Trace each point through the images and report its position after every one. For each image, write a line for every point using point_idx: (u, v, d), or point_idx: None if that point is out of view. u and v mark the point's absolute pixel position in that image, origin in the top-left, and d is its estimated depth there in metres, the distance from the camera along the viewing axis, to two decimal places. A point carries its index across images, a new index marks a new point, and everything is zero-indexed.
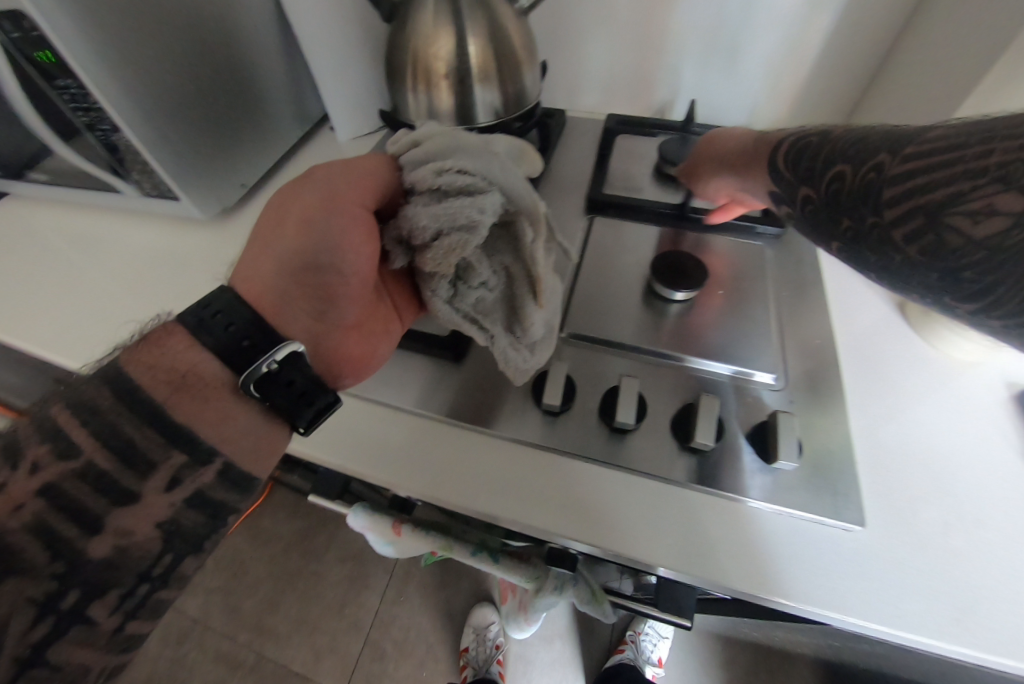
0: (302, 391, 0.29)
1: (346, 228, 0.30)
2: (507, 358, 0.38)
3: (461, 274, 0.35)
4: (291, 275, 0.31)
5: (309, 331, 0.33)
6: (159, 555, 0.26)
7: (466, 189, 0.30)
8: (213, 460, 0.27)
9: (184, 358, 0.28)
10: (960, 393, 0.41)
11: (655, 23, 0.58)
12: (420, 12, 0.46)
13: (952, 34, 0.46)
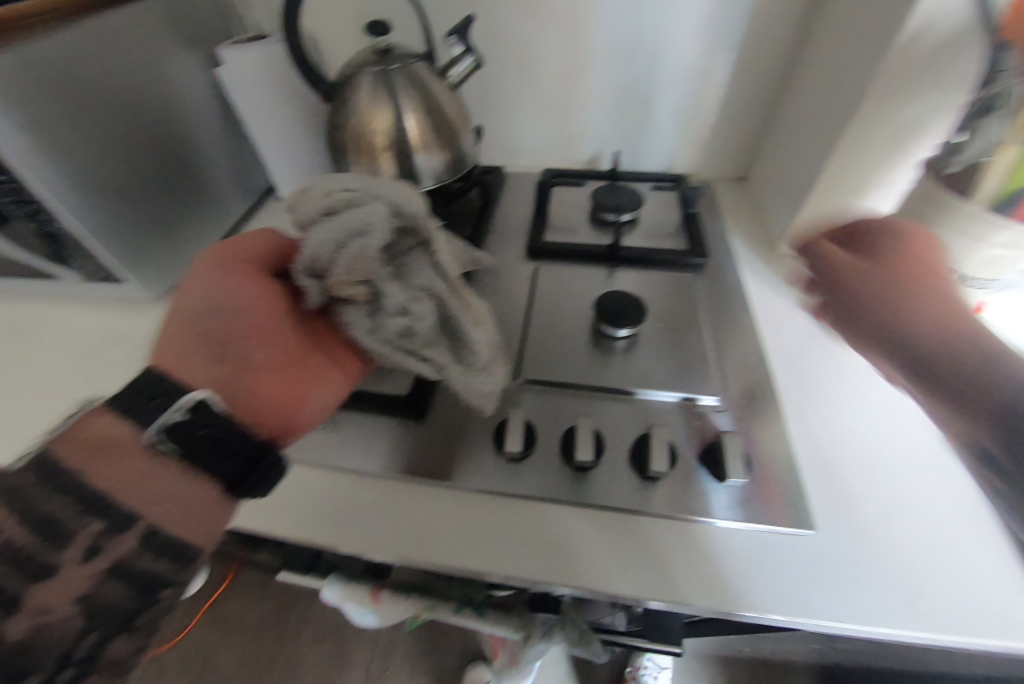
0: (220, 439, 0.29)
1: (233, 280, 0.34)
2: (468, 392, 0.38)
3: (378, 300, 0.32)
4: (192, 331, 0.32)
5: (215, 382, 0.31)
6: (81, 635, 0.25)
7: (353, 202, 0.32)
8: (133, 525, 0.27)
9: (101, 424, 0.29)
10: (882, 393, 0.45)
11: (575, 82, 0.64)
12: (357, 94, 0.51)
13: (825, 74, 0.51)
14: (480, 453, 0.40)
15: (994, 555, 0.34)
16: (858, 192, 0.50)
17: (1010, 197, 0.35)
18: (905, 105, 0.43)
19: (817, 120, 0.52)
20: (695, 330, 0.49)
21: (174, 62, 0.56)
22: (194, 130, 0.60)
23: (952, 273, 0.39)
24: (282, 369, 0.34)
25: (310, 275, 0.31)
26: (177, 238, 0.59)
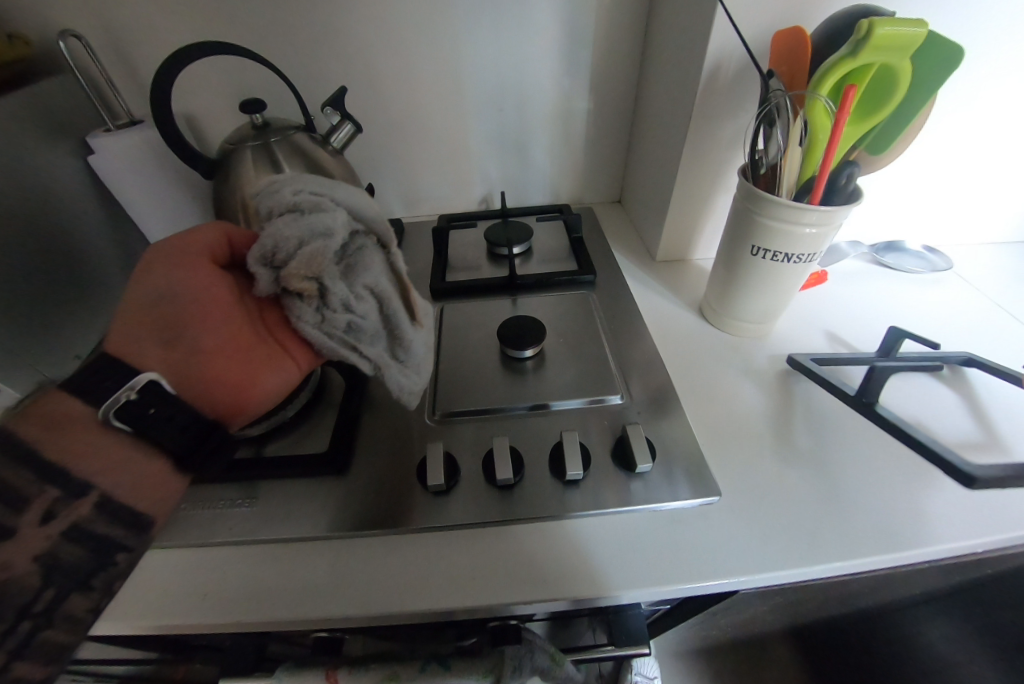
0: (178, 421, 0.34)
1: (173, 271, 0.36)
2: (401, 387, 0.42)
3: (325, 297, 0.36)
4: (140, 318, 0.36)
5: (167, 364, 0.36)
6: (40, 590, 0.30)
7: (317, 202, 0.36)
8: (89, 493, 0.32)
9: (62, 404, 0.33)
10: (760, 364, 0.51)
11: (456, 135, 0.69)
12: (241, 169, 0.52)
13: (660, 107, 0.60)
14: (408, 493, 0.41)
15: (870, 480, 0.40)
16: (706, 199, 0.58)
17: (807, 184, 0.43)
18: (721, 125, 0.52)
19: (662, 143, 0.60)
20: (594, 339, 0.53)
21: (39, 155, 0.55)
22: (70, 222, 0.58)
23: (783, 253, 0.46)
24: (234, 359, 0.38)
25: (263, 264, 0.35)
26: (52, 335, 0.55)
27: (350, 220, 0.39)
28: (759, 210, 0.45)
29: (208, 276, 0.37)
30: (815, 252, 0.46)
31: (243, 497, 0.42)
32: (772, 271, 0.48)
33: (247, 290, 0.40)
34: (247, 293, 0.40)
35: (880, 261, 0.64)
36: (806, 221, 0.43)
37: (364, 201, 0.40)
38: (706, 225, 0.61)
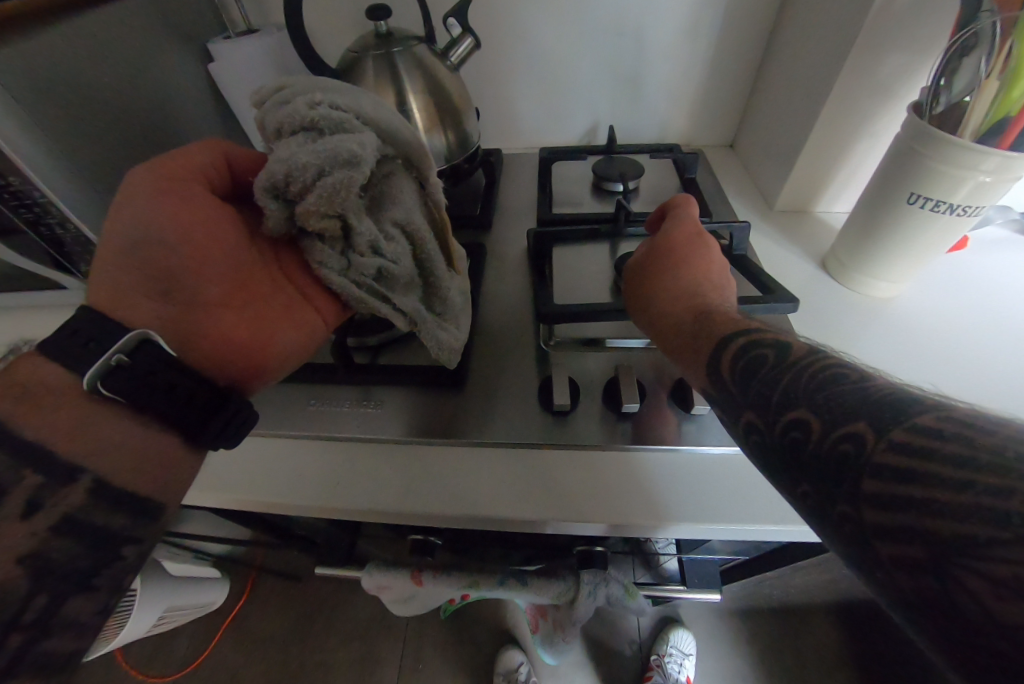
0: (183, 393, 0.29)
1: (155, 207, 0.29)
2: (440, 343, 0.39)
3: (350, 238, 0.31)
4: (124, 265, 0.30)
5: (163, 320, 0.31)
6: (30, 597, 0.26)
7: (341, 123, 0.28)
8: (79, 479, 0.28)
9: (38, 372, 0.29)
10: (889, 322, 0.48)
11: (567, 60, 0.65)
12: (363, 80, 0.52)
13: (807, 36, 0.54)
14: (522, 411, 0.41)
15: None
16: (849, 142, 0.53)
17: (997, 126, 0.38)
18: (889, 55, 0.46)
19: (804, 78, 0.54)
20: None
21: (165, 58, 0.55)
22: (185, 130, 0.59)
23: (945, 204, 0.42)
24: (244, 310, 0.33)
25: (272, 195, 0.28)
26: None
27: (381, 143, 0.30)
28: (928, 152, 0.40)
29: (202, 213, 0.31)
30: (980, 206, 0.42)
31: (363, 397, 0.44)
32: (923, 226, 0.44)
33: (256, 234, 0.34)
34: (256, 234, 0.34)
35: None
36: (983, 168, 0.39)
37: (395, 116, 0.30)
38: (841, 174, 0.56)
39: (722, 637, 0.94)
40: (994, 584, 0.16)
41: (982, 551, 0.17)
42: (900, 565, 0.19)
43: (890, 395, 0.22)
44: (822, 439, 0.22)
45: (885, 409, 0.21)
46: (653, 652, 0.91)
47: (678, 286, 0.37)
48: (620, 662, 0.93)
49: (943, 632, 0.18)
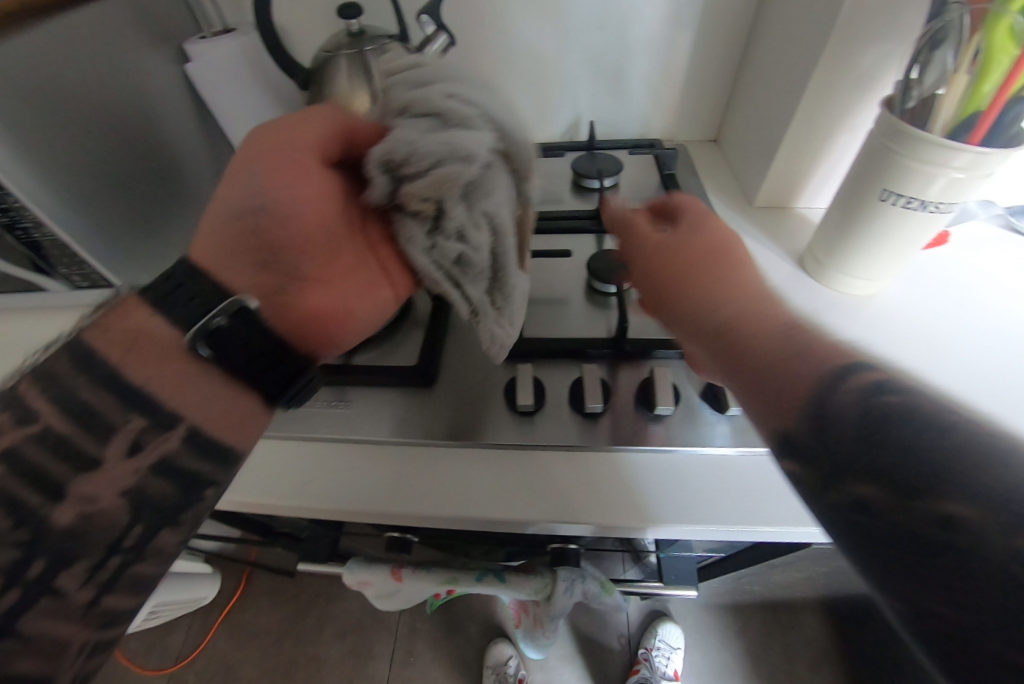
0: (264, 355, 0.29)
1: (273, 169, 0.26)
2: (494, 338, 0.37)
3: (440, 221, 0.28)
4: (228, 229, 0.27)
5: (259, 289, 0.29)
6: (128, 525, 0.27)
7: (463, 119, 0.27)
8: (177, 425, 0.28)
9: (145, 321, 0.27)
10: (865, 322, 0.48)
11: (547, 55, 0.65)
12: (335, 77, 0.51)
13: (787, 26, 0.52)
14: (493, 412, 0.42)
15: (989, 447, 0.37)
16: (829, 136, 0.52)
17: (968, 121, 0.37)
18: (867, 48, 0.45)
19: (783, 71, 0.53)
20: None
21: (141, 58, 0.55)
22: (164, 130, 0.59)
23: (918, 201, 0.41)
24: (332, 286, 0.31)
25: (384, 170, 0.26)
26: (158, 237, 0.59)
27: (498, 137, 0.29)
28: (899, 149, 0.40)
29: (313, 182, 0.27)
30: (954, 201, 0.41)
31: (338, 398, 0.44)
32: (900, 222, 0.44)
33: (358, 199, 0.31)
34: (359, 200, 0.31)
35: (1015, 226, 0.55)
36: (954, 164, 0.38)
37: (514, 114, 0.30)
38: (821, 170, 0.55)
39: (709, 631, 0.95)
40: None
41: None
42: (949, 627, 0.18)
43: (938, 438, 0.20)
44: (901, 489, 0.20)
45: (937, 457, 0.20)
46: (641, 646, 0.92)
47: (718, 289, 0.32)
48: (608, 655, 0.94)
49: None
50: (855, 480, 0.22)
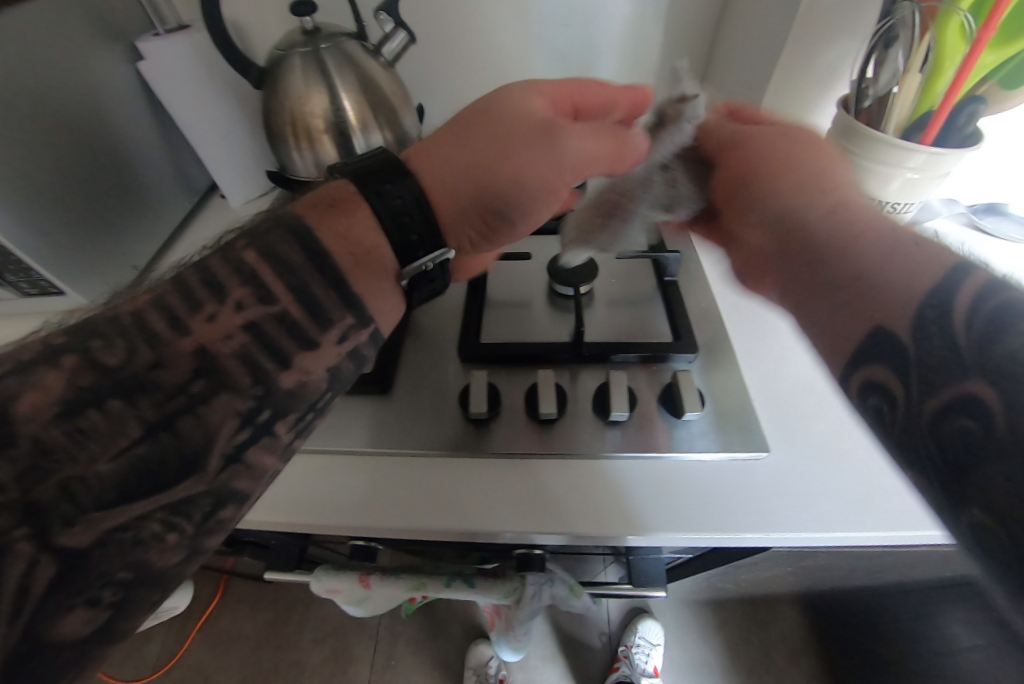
0: (437, 290, 0.33)
1: (566, 161, 0.34)
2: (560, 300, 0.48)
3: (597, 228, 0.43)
4: (483, 190, 0.33)
5: (459, 236, 0.34)
6: (325, 394, 0.28)
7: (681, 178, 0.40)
8: (371, 326, 0.29)
9: (354, 231, 0.29)
10: None
11: (512, 53, 0.64)
12: (289, 77, 0.50)
13: (749, 24, 0.52)
14: (450, 420, 0.41)
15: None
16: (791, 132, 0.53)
17: (919, 122, 0.37)
18: (824, 46, 0.45)
19: (746, 70, 0.53)
20: (650, 283, 0.50)
21: (90, 56, 0.53)
22: (120, 132, 0.57)
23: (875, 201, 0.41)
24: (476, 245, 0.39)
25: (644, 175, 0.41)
26: (115, 241, 0.56)
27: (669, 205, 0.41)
28: (854, 148, 0.39)
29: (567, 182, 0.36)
30: (913, 199, 0.41)
31: None
32: None
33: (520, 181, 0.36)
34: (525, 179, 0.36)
35: (976, 224, 0.54)
36: (909, 164, 0.38)
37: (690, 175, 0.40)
38: None
39: (689, 627, 0.96)
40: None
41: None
42: (982, 530, 0.16)
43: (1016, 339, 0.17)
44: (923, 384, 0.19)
45: (937, 359, 0.19)
46: (622, 644, 0.93)
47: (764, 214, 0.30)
48: (589, 653, 0.95)
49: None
50: (869, 392, 0.22)
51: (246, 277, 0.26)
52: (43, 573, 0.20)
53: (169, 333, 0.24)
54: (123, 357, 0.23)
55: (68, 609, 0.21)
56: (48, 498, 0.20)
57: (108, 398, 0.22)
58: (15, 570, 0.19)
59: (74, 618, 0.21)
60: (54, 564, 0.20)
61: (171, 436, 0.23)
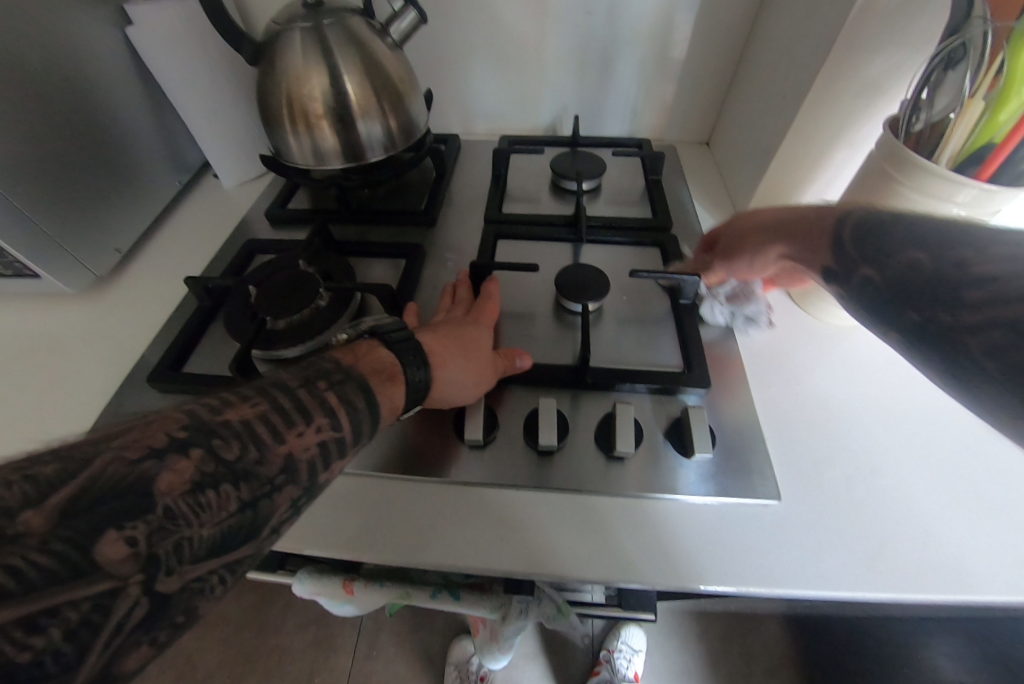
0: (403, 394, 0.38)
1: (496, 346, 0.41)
2: (560, 310, 0.47)
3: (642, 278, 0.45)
4: None
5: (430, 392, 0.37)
6: None
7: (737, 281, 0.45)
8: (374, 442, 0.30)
9: (393, 396, 0.31)
10: (844, 357, 0.45)
11: (530, 42, 0.59)
12: (287, 54, 0.46)
13: (789, 26, 0.48)
14: (442, 443, 0.39)
15: (955, 523, 0.35)
16: (827, 151, 0.48)
17: (977, 154, 0.33)
18: (874, 58, 0.41)
19: (781, 76, 0.49)
20: (662, 303, 0.48)
21: (73, 18, 0.49)
22: (106, 101, 0.53)
23: None
24: None
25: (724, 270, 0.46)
26: (96, 221, 0.52)
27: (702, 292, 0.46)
28: (900, 178, 0.36)
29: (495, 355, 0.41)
30: None
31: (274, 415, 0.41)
32: None
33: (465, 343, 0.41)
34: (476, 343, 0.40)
35: None
36: (957, 199, 0.34)
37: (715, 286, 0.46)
38: (815, 186, 0.51)
39: (672, 635, 0.96)
40: (993, 299, 0.23)
41: (964, 274, 0.24)
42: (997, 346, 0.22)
43: (893, 226, 0.28)
44: (844, 268, 0.30)
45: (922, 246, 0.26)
46: (604, 649, 0.93)
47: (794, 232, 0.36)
48: (571, 654, 0.95)
49: (1005, 367, 0.22)
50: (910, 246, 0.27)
51: (328, 410, 0.27)
52: (135, 613, 0.19)
53: (271, 439, 0.24)
54: (239, 452, 0.23)
55: (131, 646, 0.19)
56: (162, 554, 0.20)
57: (221, 482, 0.22)
58: (118, 613, 0.18)
59: (139, 655, 0.19)
60: (145, 605, 0.19)
61: (256, 514, 0.23)
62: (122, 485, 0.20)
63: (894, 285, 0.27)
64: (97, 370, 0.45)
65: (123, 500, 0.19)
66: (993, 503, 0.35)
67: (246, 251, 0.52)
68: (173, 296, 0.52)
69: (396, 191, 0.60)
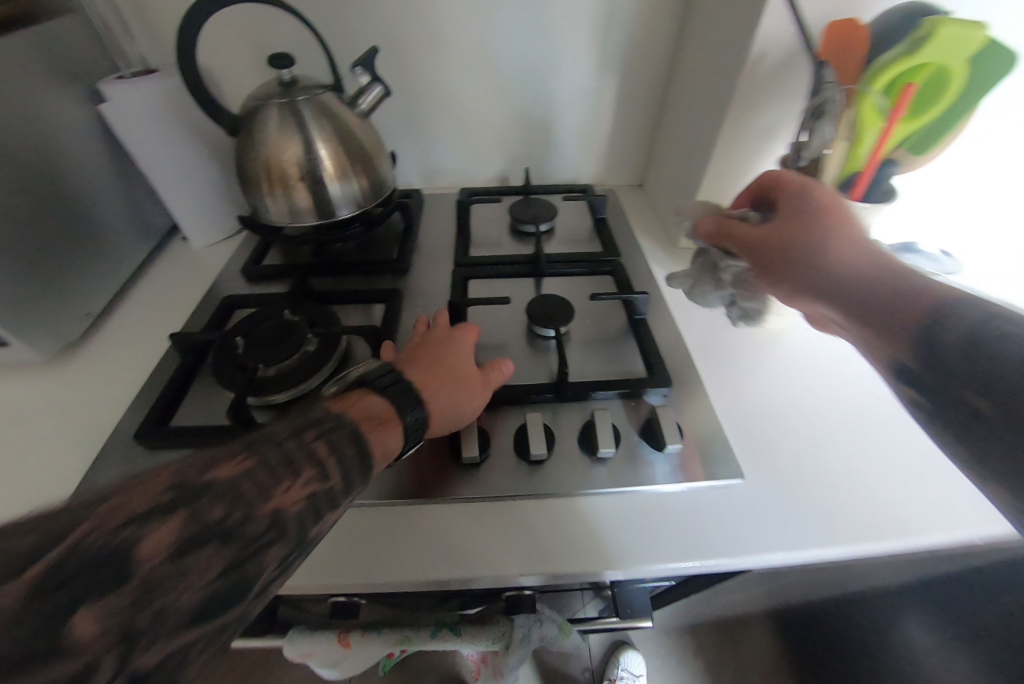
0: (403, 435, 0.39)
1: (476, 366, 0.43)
2: (531, 335, 0.52)
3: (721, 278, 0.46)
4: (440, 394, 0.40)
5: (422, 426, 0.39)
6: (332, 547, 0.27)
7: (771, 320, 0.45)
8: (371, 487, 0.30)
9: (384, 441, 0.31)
10: (779, 355, 0.52)
11: (481, 108, 0.68)
12: (266, 126, 0.50)
13: (695, 90, 0.59)
14: (440, 465, 0.41)
15: (889, 482, 0.41)
16: (736, 187, 0.58)
17: (848, 179, 0.43)
18: (762, 112, 0.52)
19: (694, 129, 0.59)
20: (621, 323, 0.54)
21: (49, 99, 0.52)
22: (75, 173, 0.55)
23: None
24: None
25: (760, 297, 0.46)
26: (65, 288, 0.52)
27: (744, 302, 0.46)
28: None
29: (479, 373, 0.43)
30: None
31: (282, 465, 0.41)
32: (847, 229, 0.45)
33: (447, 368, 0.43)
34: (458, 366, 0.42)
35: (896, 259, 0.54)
36: None
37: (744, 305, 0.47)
38: None
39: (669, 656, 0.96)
40: None
41: None
42: None
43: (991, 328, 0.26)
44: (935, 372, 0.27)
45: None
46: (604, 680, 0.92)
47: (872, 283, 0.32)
48: None
49: None
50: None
51: (317, 461, 0.26)
52: None
53: (258, 496, 0.23)
54: (225, 511, 0.21)
55: None
56: (139, 630, 0.18)
57: (205, 546, 0.20)
58: None
59: None
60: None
61: (242, 580, 0.21)
62: (96, 554, 0.18)
63: (1012, 413, 0.24)
64: (73, 436, 0.44)
65: (95, 572, 0.18)
66: (912, 462, 0.42)
67: (224, 307, 0.53)
68: (149, 356, 0.52)
69: (367, 243, 0.64)
